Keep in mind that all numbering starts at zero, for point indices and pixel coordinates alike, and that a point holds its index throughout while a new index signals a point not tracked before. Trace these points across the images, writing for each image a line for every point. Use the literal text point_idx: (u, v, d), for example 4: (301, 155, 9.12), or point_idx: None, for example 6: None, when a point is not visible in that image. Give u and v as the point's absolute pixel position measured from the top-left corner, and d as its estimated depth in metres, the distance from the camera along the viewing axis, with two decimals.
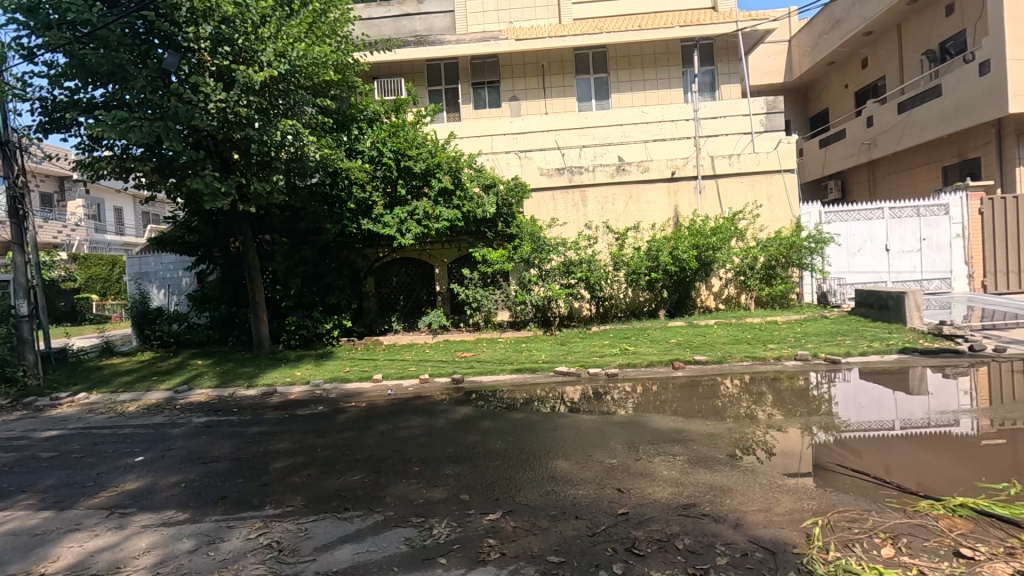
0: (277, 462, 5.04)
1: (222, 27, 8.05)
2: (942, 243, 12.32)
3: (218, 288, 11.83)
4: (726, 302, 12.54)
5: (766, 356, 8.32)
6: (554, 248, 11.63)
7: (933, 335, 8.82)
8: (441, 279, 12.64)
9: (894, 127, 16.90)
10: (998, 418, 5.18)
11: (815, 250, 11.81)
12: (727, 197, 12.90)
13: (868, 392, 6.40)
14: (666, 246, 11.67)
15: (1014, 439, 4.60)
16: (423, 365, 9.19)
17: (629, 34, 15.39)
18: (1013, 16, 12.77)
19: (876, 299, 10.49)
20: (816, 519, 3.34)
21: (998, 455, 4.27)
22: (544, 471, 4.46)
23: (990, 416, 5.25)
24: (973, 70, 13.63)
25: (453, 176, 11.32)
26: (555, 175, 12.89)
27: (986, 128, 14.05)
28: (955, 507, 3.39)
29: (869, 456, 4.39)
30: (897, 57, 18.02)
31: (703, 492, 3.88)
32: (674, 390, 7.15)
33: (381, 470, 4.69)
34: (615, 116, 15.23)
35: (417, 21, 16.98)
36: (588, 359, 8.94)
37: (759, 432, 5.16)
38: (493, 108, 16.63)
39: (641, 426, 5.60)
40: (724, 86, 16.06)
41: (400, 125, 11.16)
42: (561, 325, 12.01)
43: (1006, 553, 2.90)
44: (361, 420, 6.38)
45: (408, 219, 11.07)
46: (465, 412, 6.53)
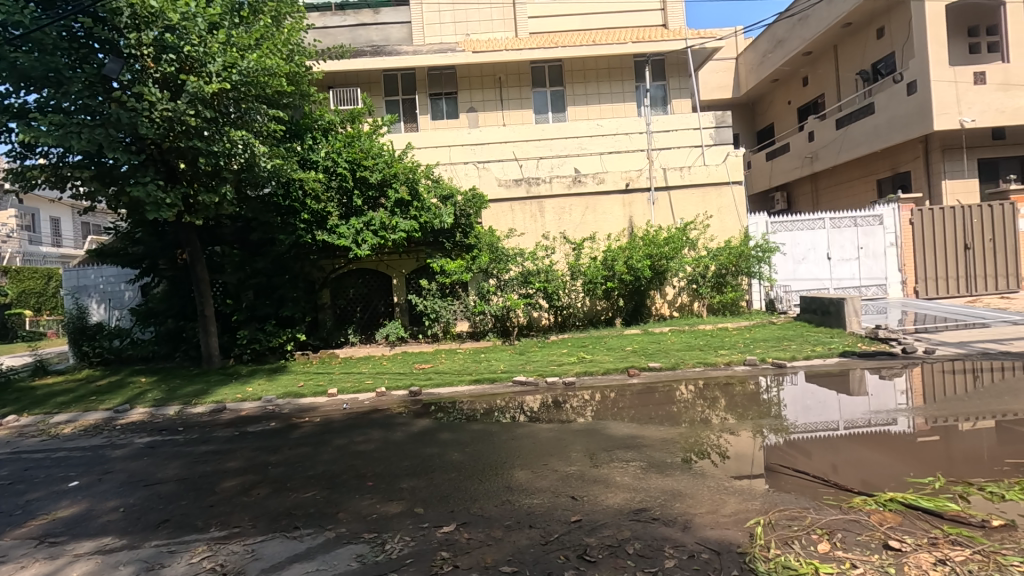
0: (226, 482, 4.88)
1: (166, 33, 7.81)
2: (877, 252, 13.15)
3: (164, 301, 11.38)
4: (680, 309, 12.88)
5: (717, 362, 8.59)
6: (512, 258, 11.74)
7: (870, 339, 9.31)
8: (399, 289, 12.56)
9: (833, 142, 17.86)
10: (932, 416, 5.52)
11: (762, 259, 12.29)
12: (680, 208, 13.30)
13: (814, 395, 6.71)
14: (621, 256, 11.93)
15: (945, 435, 4.91)
16: (380, 378, 9.05)
17: (583, 49, 15.75)
18: (936, 40, 13.73)
19: (819, 306, 10.99)
20: (759, 519, 3.48)
21: (927, 451, 4.56)
22: (500, 481, 4.48)
23: (924, 415, 5.58)
24: (902, 90, 14.57)
25: (410, 187, 11.26)
26: (513, 186, 13.03)
27: (915, 144, 15.01)
28: (885, 502, 3.60)
29: (815, 456, 4.60)
30: (835, 76, 19.07)
31: (655, 497, 3.98)
32: (632, 396, 7.30)
33: (335, 486, 4.60)
34: (572, 128, 15.53)
35: (373, 32, 17.02)
36: (546, 368, 9.03)
37: (713, 436, 5.34)
38: (450, 119, 16.70)
39: (597, 433, 5.70)
40: (675, 100, 16.60)
41: (356, 135, 11.01)
42: (521, 335, 12.09)
43: (930, 543, 3.09)
44: (316, 435, 6.24)
45: (364, 230, 10.91)
46: (424, 424, 6.47)
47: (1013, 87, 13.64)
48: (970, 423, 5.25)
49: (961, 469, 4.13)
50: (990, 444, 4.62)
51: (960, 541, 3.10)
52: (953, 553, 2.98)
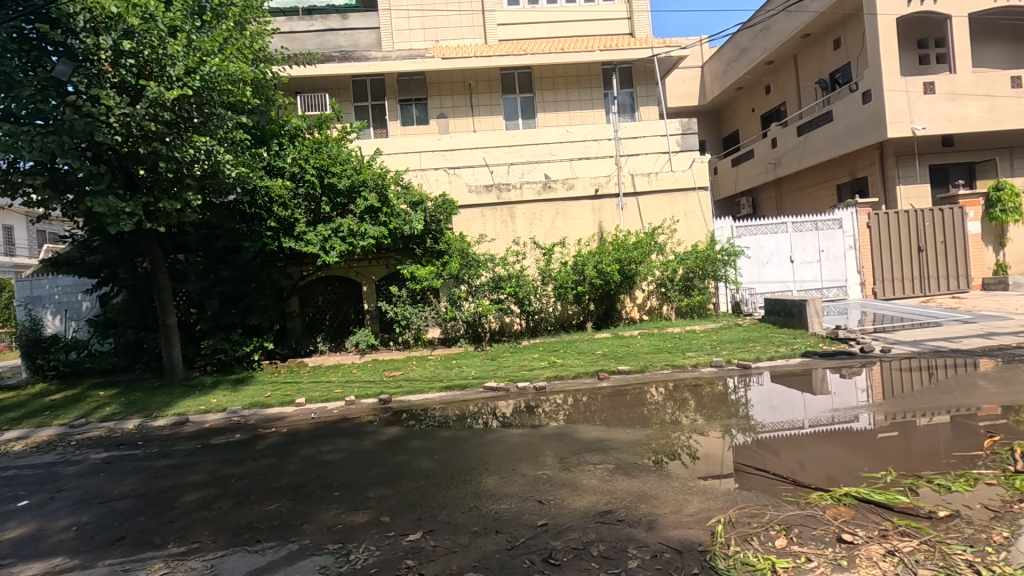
0: (186, 496, 4.75)
1: (125, 38, 7.64)
2: (837, 254, 13.56)
3: (124, 312, 11.04)
4: (649, 313, 13.07)
5: (685, 364, 8.75)
6: (483, 264, 11.75)
7: (831, 339, 9.60)
8: (369, 297, 12.44)
9: (795, 148, 18.41)
10: (892, 412, 5.72)
11: (728, 262, 12.55)
12: (648, 214, 13.52)
13: (779, 395, 6.88)
14: (591, 261, 12.06)
15: (903, 431, 5.10)
16: (349, 386, 8.92)
17: (552, 56, 15.92)
18: (889, 50, 14.31)
19: (782, 307, 11.28)
20: (719, 517, 3.56)
21: (886, 447, 4.72)
22: (469, 488, 4.47)
23: (884, 411, 5.78)
24: (858, 98, 15.14)
25: (379, 193, 11.20)
26: (483, 192, 13.04)
27: (871, 151, 15.59)
28: (840, 497, 3.72)
29: (778, 454, 4.72)
30: (795, 85, 19.67)
31: (621, 498, 4.03)
32: (603, 399, 7.36)
33: (300, 497, 4.53)
34: (541, 134, 15.64)
35: (341, 37, 16.86)
36: (517, 373, 9.05)
37: (682, 437, 5.43)
38: (420, 125, 16.67)
39: (567, 437, 5.75)
40: (643, 108, 16.89)
41: (323, 141, 10.89)
42: (493, 340, 12.10)
43: (880, 535, 3.20)
44: (282, 446, 6.13)
45: (332, 237, 10.78)
46: (393, 432, 6.41)
47: (960, 96, 14.31)
48: (926, 418, 5.45)
49: (915, 463, 4.29)
50: (944, 438, 4.81)
51: (908, 532, 3.22)
52: (902, 544, 3.10)
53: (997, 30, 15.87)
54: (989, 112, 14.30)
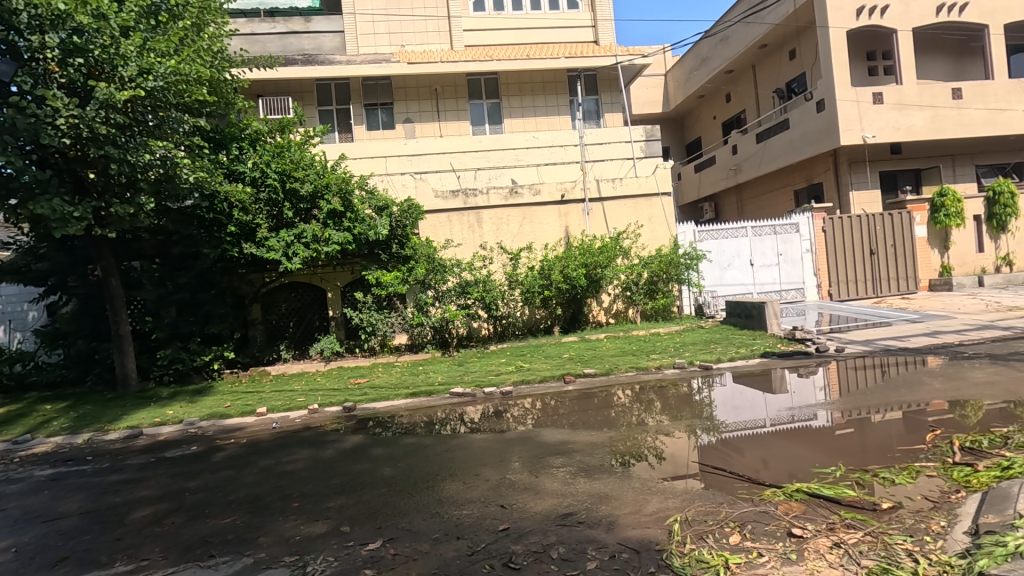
0: (137, 512, 4.58)
1: (74, 36, 7.36)
2: (795, 257, 14.00)
3: (74, 321, 10.59)
4: (615, 316, 13.22)
5: (649, 366, 8.89)
6: (449, 269, 11.73)
7: (788, 340, 9.90)
8: (335, 303, 12.26)
9: (754, 154, 18.96)
10: (847, 409, 5.93)
11: (691, 266, 12.82)
12: (613, 218, 13.72)
13: (742, 394, 7.05)
14: (558, 265, 12.18)
15: (859, 427, 5.29)
16: (313, 395, 8.76)
17: (518, 62, 16.03)
18: (840, 62, 14.92)
19: (743, 309, 11.59)
20: (677, 516, 3.63)
21: (843, 443, 4.89)
22: (432, 494, 4.43)
23: (841, 409, 5.98)
24: (813, 107, 15.71)
25: (343, 198, 11.04)
26: (449, 197, 13.02)
27: (825, 158, 16.19)
28: (792, 492, 3.84)
29: (740, 453, 4.82)
30: (754, 93, 20.28)
31: (582, 500, 4.06)
32: (570, 403, 7.42)
33: (258, 509, 4.42)
34: (508, 140, 15.74)
35: (305, 40, 16.60)
36: (484, 378, 9.03)
37: (649, 438, 5.51)
38: (386, 129, 16.55)
39: (531, 440, 5.77)
40: (608, 114, 17.14)
41: (285, 145, 10.70)
42: (460, 346, 12.07)
43: (828, 529, 3.31)
44: (240, 457, 5.97)
45: (295, 242, 10.57)
46: (357, 440, 6.32)
47: (907, 106, 15.00)
48: (880, 414, 5.67)
49: (865, 457, 4.46)
50: (895, 434, 5.00)
51: (854, 524, 3.34)
52: (848, 537, 3.21)
53: (939, 44, 16.71)
54: (933, 122, 15.04)
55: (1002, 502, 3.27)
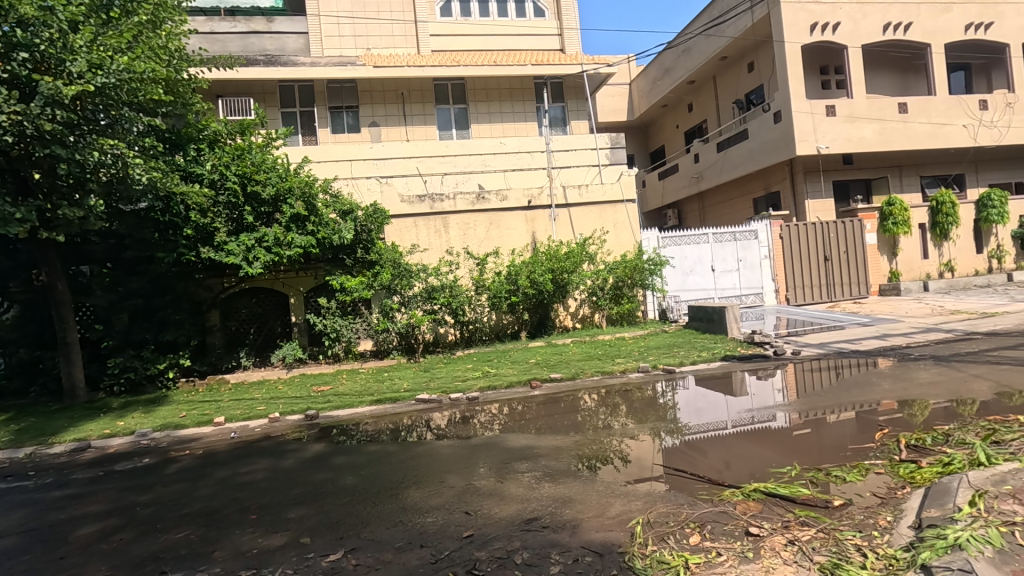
0: (82, 529, 4.37)
1: (17, 29, 7.01)
2: (754, 263, 14.43)
3: (16, 329, 10.06)
4: (582, 321, 13.33)
5: (614, 370, 9.00)
6: (415, 274, 11.60)
7: (748, 343, 10.18)
8: (298, 309, 12.01)
9: (715, 163, 19.47)
10: (804, 410, 6.13)
11: (655, 271, 13.05)
12: (579, 224, 13.87)
13: (704, 397, 7.22)
14: (525, 270, 12.21)
15: (814, 427, 5.47)
16: (274, 403, 8.53)
17: (485, 68, 16.07)
18: (795, 75, 15.49)
19: (704, 314, 11.87)
20: (639, 519, 3.67)
21: (800, 443, 5.05)
22: (395, 502, 4.37)
23: (797, 410, 6.19)
24: (771, 118, 16.26)
25: (306, 202, 10.82)
26: (416, 202, 12.90)
27: (782, 167, 16.76)
28: (749, 492, 3.94)
29: (703, 454, 4.92)
30: (715, 104, 20.87)
31: (546, 505, 4.07)
32: (537, 408, 7.43)
33: (213, 522, 4.27)
34: (475, 145, 15.76)
35: (267, 40, 16.25)
36: (450, 384, 8.95)
37: (614, 442, 5.57)
38: (352, 132, 16.33)
39: (496, 446, 5.75)
40: (574, 122, 17.35)
41: (246, 147, 10.43)
42: (426, 351, 11.96)
43: (783, 527, 3.42)
44: (196, 469, 5.76)
45: (256, 246, 10.31)
46: (318, 449, 6.19)
47: (857, 119, 15.68)
48: (834, 414, 5.89)
49: (820, 457, 4.62)
50: (849, 433, 5.19)
51: (808, 522, 3.45)
52: (801, 534, 3.32)
53: (887, 61, 17.56)
54: (881, 134, 15.77)
55: (943, 496, 3.44)
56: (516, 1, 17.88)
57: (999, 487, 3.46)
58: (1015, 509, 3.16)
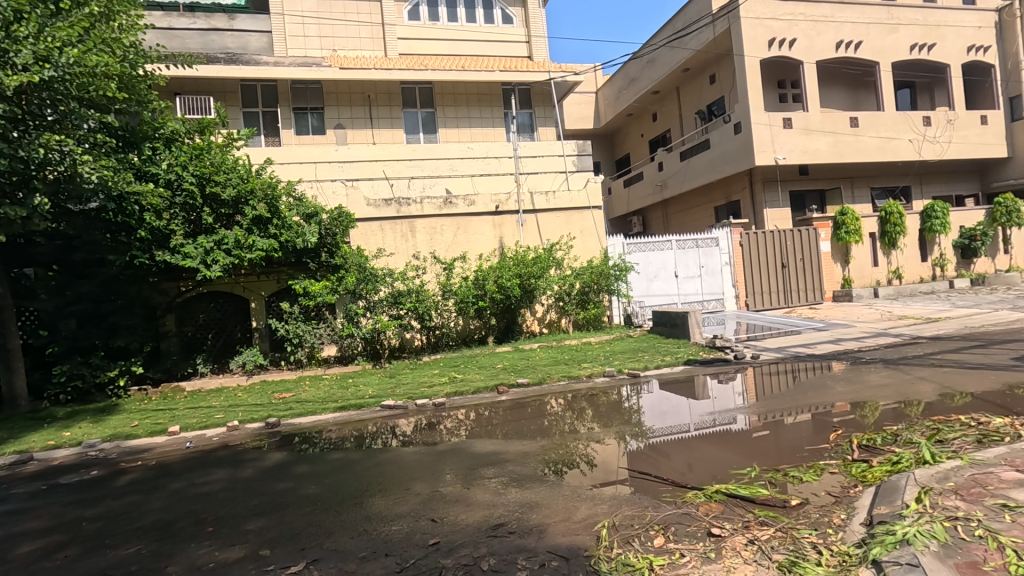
0: (23, 547, 4.12)
1: None
2: (715, 270, 14.81)
3: None
4: (548, 326, 13.42)
5: (580, 374, 9.08)
6: (381, 279, 11.48)
7: (710, 348, 10.42)
8: (258, 314, 11.70)
9: (678, 172, 19.93)
10: (763, 413, 6.31)
11: (620, 277, 13.23)
12: (546, 230, 13.98)
13: (667, 400, 7.35)
14: (492, 275, 12.21)
15: (773, 429, 5.64)
16: (232, 411, 8.26)
17: (453, 73, 16.05)
18: (754, 88, 16.02)
19: (668, 319, 12.10)
20: (605, 522, 3.70)
21: (759, 444, 5.20)
22: (359, 511, 4.29)
23: (756, 412, 6.37)
24: (731, 129, 16.76)
25: (269, 204, 10.55)
26: (382, 206, 12.77)
27: (742, 177, 17.29)
28: (711, 494, 4.03)
29: (668, 457, 5.01)
30: (678, 114, 21.38)
31: (512, 510, 4.06)
32: (504, 413, 7.43)
33: (167, 536, 4.10)
34: (443, 150, 15.70)
35: (228, 38, 15.83)
36: (416, 390, 8.85)
37: (580, 446, 5.61)
38: (316, 134, 16.05)
39: (462, 452, 5.72)
40: (541, 128, 17.51)
41: (204, 147, 10.12)
42: (392, 357, 11.84)
43: (743, 527, 3.50)
44: (148, 481, 5.52)
45: (215, 249, 10.00)
46: (279, 458, 6.03)
47: (812, 131, 16.31)
48: (791, 417, 6.08)
49: (778, 458, 4.76)
50: (806, 434, 5.37)
51: (767, 522, 3.55)
52: (761, 534, 3.40)
53: (840, 77, 18.34)
54: (834, 147, 16.46)
55: (892, 494, 3.60)
56: (484, 7, 17.94)
57: (943, 484, 3.64)
58: (957, 504, 3.33)
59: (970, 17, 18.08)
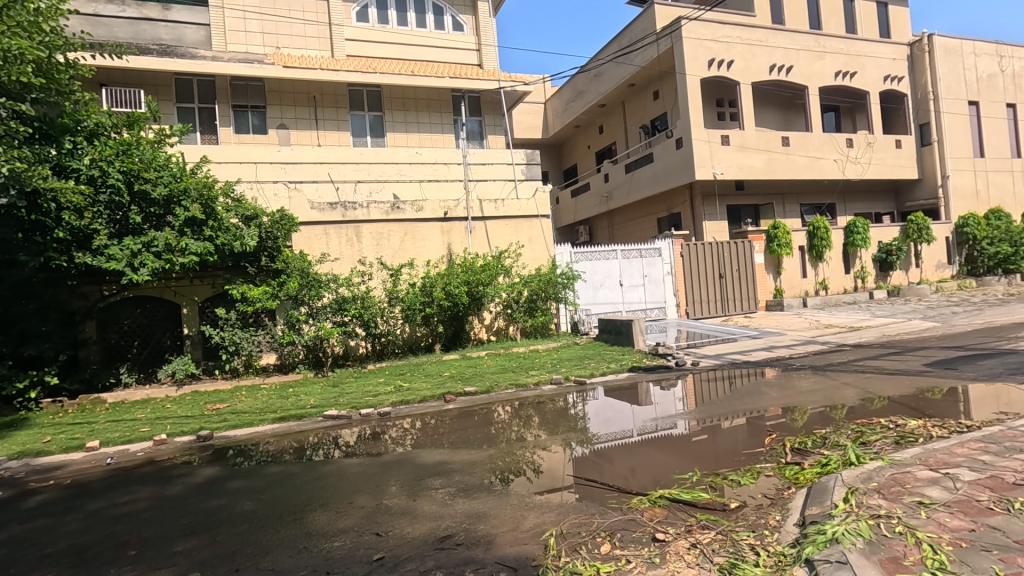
0: None
1: None
2: (658, 279, 15.29)
3: None
4: (496, 333, 13.42)
5: (528, 382, 9.09)
6: (325, 285, 11.09)
7: (653, 355, 10.72)
8: (191, 320, 11.06)
9: (623, 183, 20.47)
10: (702, 418, 6.54)
11: (567, 285, 13.40)
12: (495, 237, 14.02)
13: (612, 407, 7.50)
14: (440, 282, 12.09)
15: (712, 434, 5.85)
16: (160, 424, 7.75)
17: (402, 78, 15.85)
18: (695, 106, 16.72)
19: (613, 327, 12.36)
20: (553, 531, 3.71)
21: (699, 449, 5.37)
22: (299, 528, 4.11)
23: (696, 417, 6.59)
24: (673, 143, 17.40)
25: (204, 204, 10.03)
26: (327, 209, 12.42)
27: (683, 190, 17.97)
28: (656, 499, 4.12)
29: (613, 463, 5.10)
30: (624, 127, 21.99)
31: (460, 521, 4.00)
32: (451, 421, 7.34)
33: (83, 562, 3.78)
34: (391, 154, 15.48)
35: (161, 29, 15.00)
36: (361, 400, 8.59)
37: (528, 453, 5.62)
38: (257, 134, 15.43)
39: (409, 462, 5.60)
40: (490, 137, 17.60)
41: (132, 142, 9.51)
42: (335, 365, 11.48)
43: (686, 531, 3.60)
44: (61, 502, 5.07)
45: (143, 252, 9.36)
46: (211, 473, 5.70)
47: (748, 149, 17.17)
48: (729, 421, 6.33)
49: (717, 461, 4.93)
50: (743, 438, 5.61)
51: (708, 525, 3.65)
52: (702, 537, 3.50)
53: (773, 99, 19.43)
54: (768, 164, 17.39)
55: (822, 494, 3.80)
56: (434, 13, 17.88)
57: (867, 483, 3.89)
58: (880, 503, 3.55)
59: (886, 50, 19.62)
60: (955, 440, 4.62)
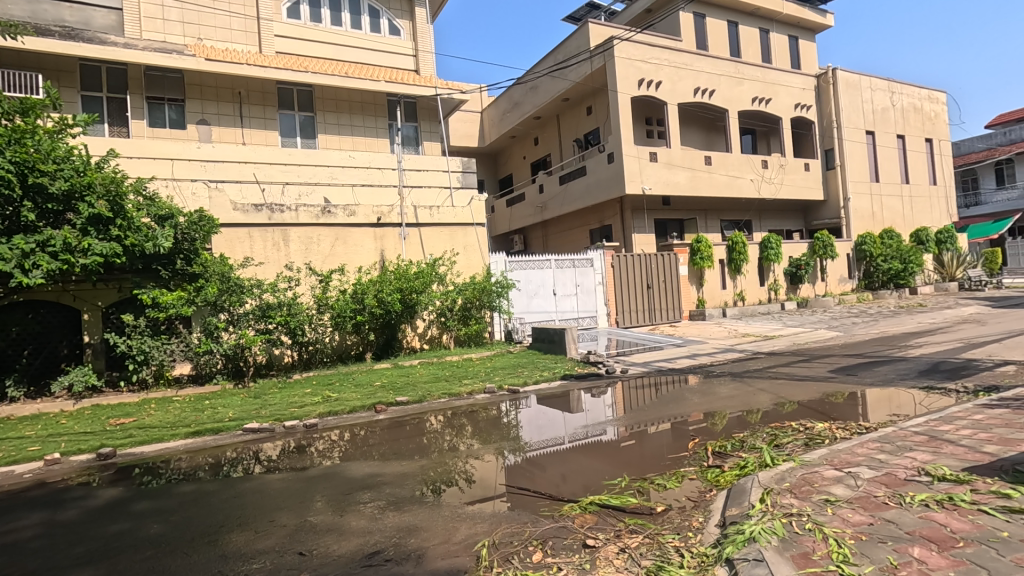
0: None
1: None
2: (590, 288, 15.67)
3: None
4: (429, 342, 13.24)
5: (461, 391, 9.00)
6: (248, 290, 10.55)
7: (584, 363, 10.96)
8: (92, 327, 10.15)
9: (557, 194, 20.86)
10: (630, 424, 6.73)
11: (502, 294, 13.45)
12: (429, 244, 13.89)
13: (544, 414, 7.57)
14: (372, 290, 11.79)
15: (639, 439, 6.03)
16: (53, 442, 7.02)
17: (335, 79, 15.40)
18: (626, 122, 17.36)
19: (546, 335, 12.51)
20: (485, 541, 3.68)
21: (628, 454, 5.52)
22: (215, 550, 3.84)
23: (625, 424, 6.78)
24: (605, 157, 17.96)
25: (112, 201, 9.21)
26: (251, 211, 11.81)
27: (614, 203, 18.57)
28: (586, 505, 4.18)
29: (545, 470, 5.14)
30: (559, 139, 22.45)
31: (389, 536, 3.89)
32: (382, 432, 7.13)
33: None
34: (322, 157, 15.02)
35: (65, 9, 13.76)
36: (285, 412, 8.17)
37: (460, 463, 5.56)
38: (174, 129, 14.48)
39: (336, 476, 5.37)
40: (426, 143, 17.45)
41: (26, 130, 8.58)
42: (257, 375, 10.87)
43: (615, 536, 3.67)
44: None
45: (38, 252, 8.46)
46: (113, 494, 5.21)
47: (674, 166, 18.01)
48: (655, 426, 6.56)
49: (645, 466, 5.08)
50: (668, 443, 5.83)
51: (636, 529, 3.76)
52: (631, 541, 3.60)
53: (697, 119, 20.53)
54: (692, 181, 18.33)
55: (741, 495, 4.00)
56: (370, 15, 17.56)
57: (780, 484, 4.14)
58: (792, 502, 3.79)
59: (797, 80, 21.26)
60: (856, 441, 5.03)
